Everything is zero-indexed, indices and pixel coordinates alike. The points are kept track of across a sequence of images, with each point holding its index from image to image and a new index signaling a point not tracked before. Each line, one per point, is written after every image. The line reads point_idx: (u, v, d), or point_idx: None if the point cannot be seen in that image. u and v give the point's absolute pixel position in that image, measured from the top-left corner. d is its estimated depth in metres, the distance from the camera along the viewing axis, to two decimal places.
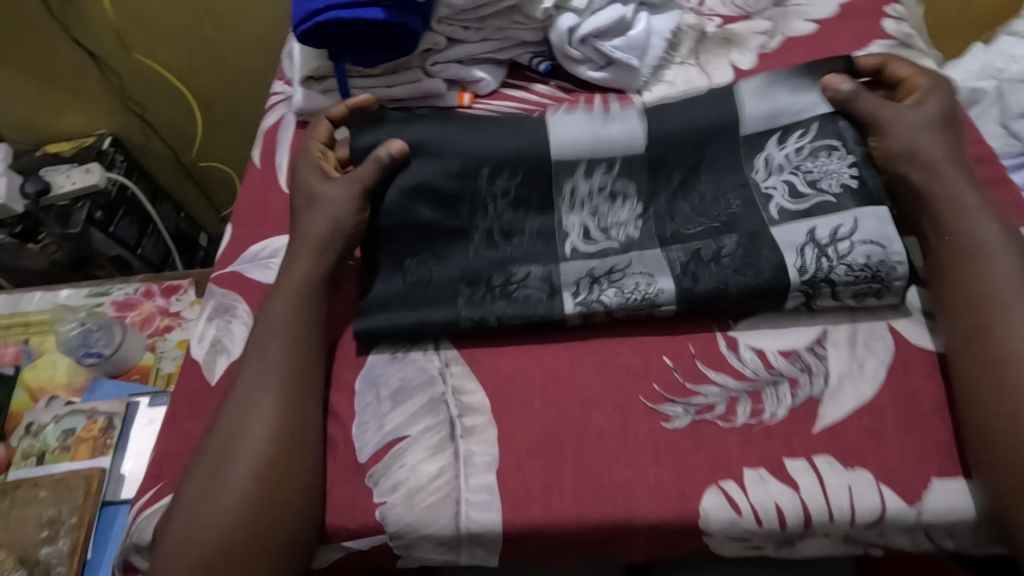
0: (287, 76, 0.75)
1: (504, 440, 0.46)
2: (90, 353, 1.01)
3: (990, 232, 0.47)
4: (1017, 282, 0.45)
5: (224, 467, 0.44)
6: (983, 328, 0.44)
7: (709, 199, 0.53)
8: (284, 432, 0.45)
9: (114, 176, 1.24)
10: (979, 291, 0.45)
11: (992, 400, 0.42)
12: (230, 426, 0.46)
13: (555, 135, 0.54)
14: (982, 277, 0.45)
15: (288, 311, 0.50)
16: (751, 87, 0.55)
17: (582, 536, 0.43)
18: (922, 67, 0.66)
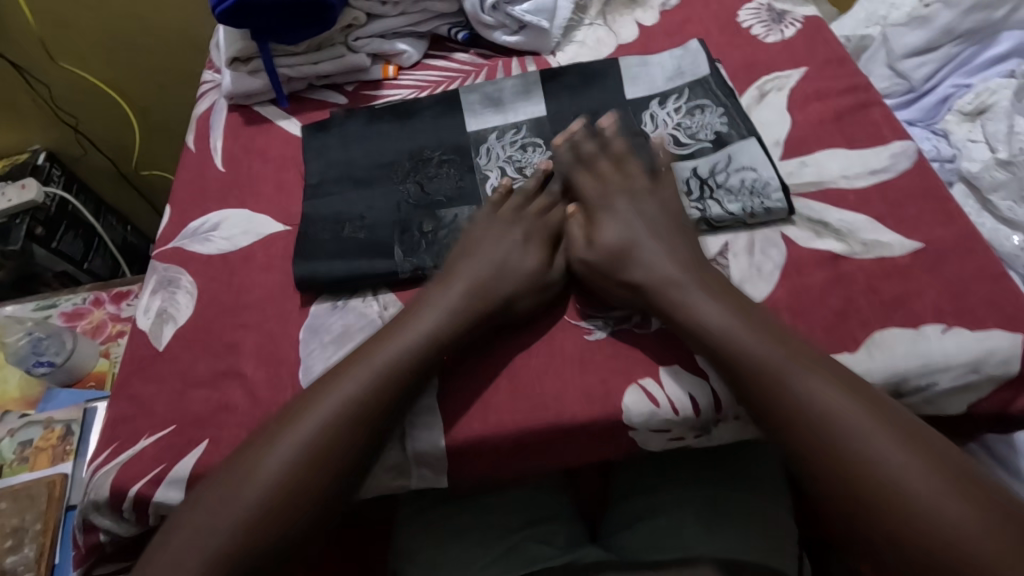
0: (215, 64, 0.77)
1: (443, 367, 0.50)
2: (40, 363, 0.99)
3: (812, 393, 0.43)
4: (822, 394, 0.43)
5: (251, 479, 0.44)
6: (857, 507, 0.41)
7: (607, 148, 0.59)
8: (326, 474, 0.44)
9: (52, 191, 1.23)
10: (846, 470, 0.42)
11: (905, 563, 0.40)
12: (265, 466, 0.44)
13: (470, 115, 0.63)
14: (779, 395, 0.44)
15: (386, 348, 0.48)
16: (631, 64, 0.64)
17: (518, 442, 0.47)
18: (805, 11, 0.72)
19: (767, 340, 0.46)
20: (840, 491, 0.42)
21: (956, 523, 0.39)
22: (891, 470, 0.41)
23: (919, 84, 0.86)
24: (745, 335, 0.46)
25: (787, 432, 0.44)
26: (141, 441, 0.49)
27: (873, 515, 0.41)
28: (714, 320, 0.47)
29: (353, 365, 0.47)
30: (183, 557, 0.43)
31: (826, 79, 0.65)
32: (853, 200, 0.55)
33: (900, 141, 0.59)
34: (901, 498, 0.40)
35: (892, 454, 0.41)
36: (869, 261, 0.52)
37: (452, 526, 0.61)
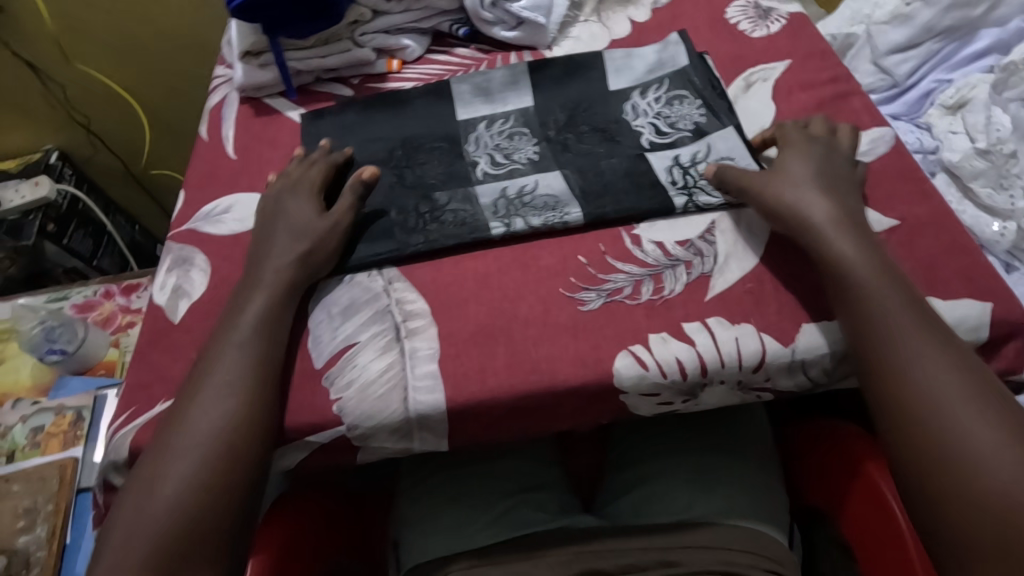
0: (227, 60, 0.80)
1: (444, 335, 0.53)
2: (52, 350, 1.03)
3: (911, 326, 0.46)
4: (945, 362, 0.45)
5: (168, 464, 0.46)
6: (913, 429, 0.44)
7: (593, 136, 0.63)
8: (227, 446, 0.46)
9: (64, 189, 1.26)
10: (916, 396, 0.44)
11: (940, 493, 0.42)
12: (173, 453, 0.46)
13: (460, 107, 0.66)
14: (897, 355, 0.45)
15: (254, 326, 0.51)
16: (615, 57, 0.67)
17: (514, 405, 0.50)
18: (789, 9, 0.75)
19: (907, 306, 0.47)
20: (920, 443, 0.43)
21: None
22: (974, 441, 0.42)
23: (902, 80, 0.89)
24: (889, 299, 0.47)
25: (870, 353, 0.47)
26: (157, 405, 0.52)
27: (937, 474, 0.42)
28: (846, 265, 0.49)
29: (220, 348, 0.50)
30: (118, 550, 0.44)
31: (810, 70, 0.68)
32: None
33: (877, 127, 0.62)
34: (968, 461, 0.42)
35: (964, 393, 0.43)
36: None
37: (456, 487, 0.66)
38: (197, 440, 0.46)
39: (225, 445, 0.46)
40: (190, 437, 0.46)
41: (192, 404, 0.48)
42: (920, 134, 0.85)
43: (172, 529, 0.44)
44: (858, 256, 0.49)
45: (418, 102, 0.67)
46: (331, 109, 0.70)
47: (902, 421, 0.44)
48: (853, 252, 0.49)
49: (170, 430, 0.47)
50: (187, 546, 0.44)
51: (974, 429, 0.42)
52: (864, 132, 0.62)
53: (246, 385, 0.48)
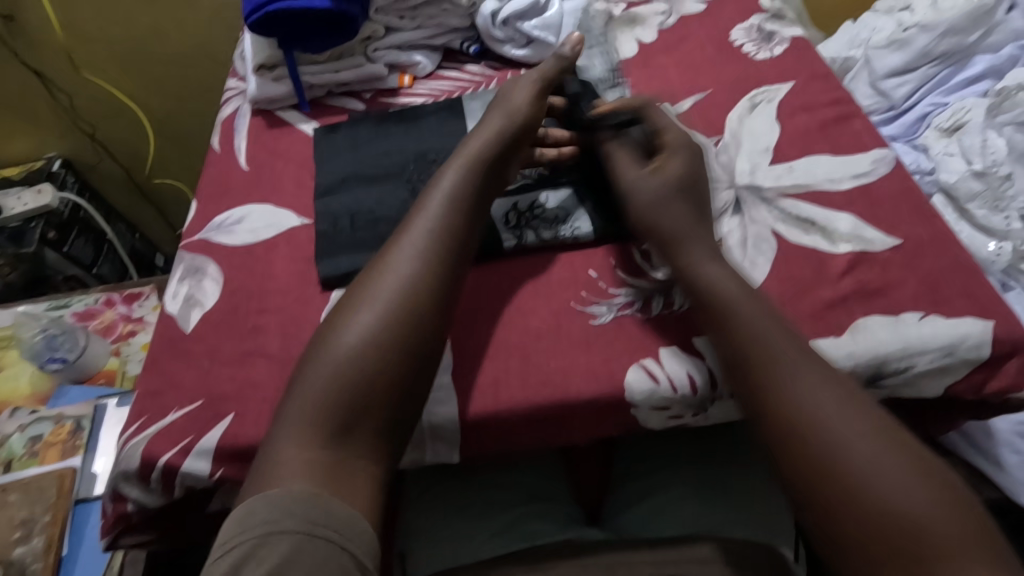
0: (240, 74, 0.82)
1: (457, 347, 0.53)
2: (54, 359, 1.02)
3: (782, 348, 0.47)
4: (823, 385, 0.45)
5: (350, 338, 0.47)
6: (801, 452, 0.43)
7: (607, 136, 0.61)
8: (408, 326, 0.48)
9: (66, 196, 1.26)
10: (800, 418, 0.44)
11: (839, 521, 0.41)
12: (354, 327, 0.47)
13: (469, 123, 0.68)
14: (777, 380, 0.46)
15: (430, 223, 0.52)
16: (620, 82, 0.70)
17: (527, 417, 0.51)
18: (792, 32, 0.77)
19: (770, 328, 0.48)
20: (812, 469, 0.42)
21: (915, 510, 0.39)
22: (860, 459, 0.42)
23: (899, 102, 0.91)
24: (756, 325, 0.48)
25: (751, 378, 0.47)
26: (170, 415, 0.52)
27: (834, 501, 0.41)
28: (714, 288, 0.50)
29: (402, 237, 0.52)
30: (310, 412, 0.44)
31: (813, 92, 0.70)
32: (837, 200, 0.60)
33: (879, 149, 0.64)
34: (855, 481, 0.41)
35: (846, 410, 0.44)
36: (851, 254, 0.56)
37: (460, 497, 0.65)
38: (355, 350, 0.46)
39: (389, 355, 0.47)
40: (345, 350, 0.46)
41: (357, 309, 0.48)
42: (918, 155, 0.86)
43: (357, 395, 0.45)
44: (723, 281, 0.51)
45: (430, 117, 0.69)
46: (344, 122, 0.71)
47: (795, 444, 0.44)
48: (717, 280, 0.51)
49: (324, 336, 0.48)
50: (350, 450, 0.44)
51: (854, 447, 0.42)
52: (866, 152, 0.63)
53: (409, 305, 0.49)
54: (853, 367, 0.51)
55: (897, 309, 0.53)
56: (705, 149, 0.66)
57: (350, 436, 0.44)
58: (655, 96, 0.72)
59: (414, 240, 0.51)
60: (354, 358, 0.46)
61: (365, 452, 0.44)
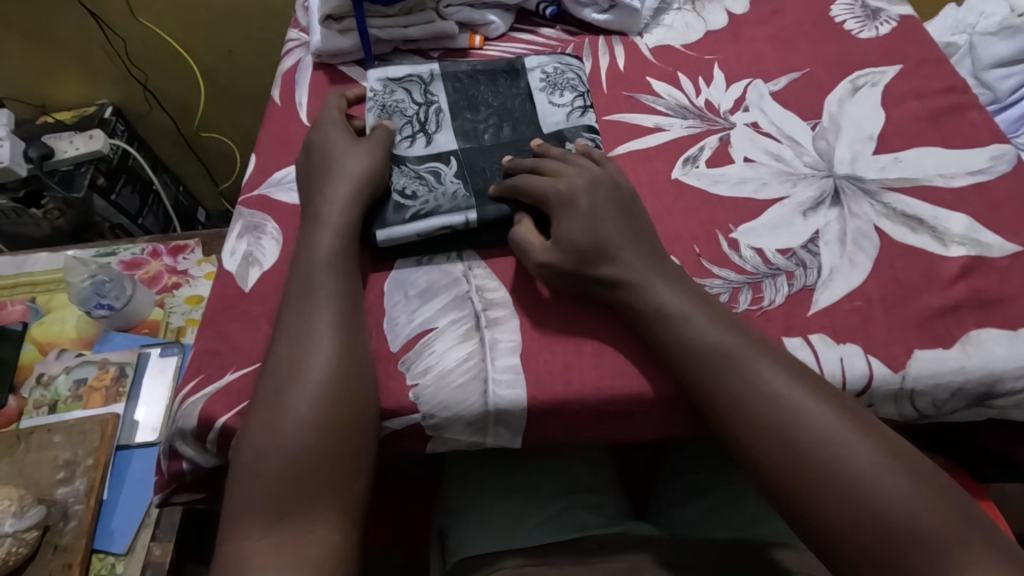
0: (302, 24, 0.78)
1: (527, 328, 0.50)
2: (101, 305, 1.02)
3: (731, 339, 0.45)
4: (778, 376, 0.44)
5: (279, 415, 0.44)
6: (768, 456, 0.42)
7: (445, 205, 0.54)
8: (341, 395, 0.45)
9: (116, 143, 1.25)
10: (762, 420, 0.43)
11: (825, 524, 0.40)
12: (288, 402, 0.45)
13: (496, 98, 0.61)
14: (732, 380, 0.44)
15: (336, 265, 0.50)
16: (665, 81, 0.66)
17: (600, 408, 0.47)
18: (901, 11, 0.70)
19: (716, 322, 0.46)
20: (784, 470, 0.41)
21: (894, 495, 0.39)
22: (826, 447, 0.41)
23: (1004, 96, 0.83)
24: (698, 320, 0.46)
25: (703, 383, 0.45)
26: (227, 375, 0.50)
27: (815, 500, 0.40)
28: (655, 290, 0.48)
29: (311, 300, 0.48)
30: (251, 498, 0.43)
31: (923, 78, 0.64)
32: (949, 198, 0.54)
33: (997, 144, 0.58)
34: (833, 474, 0.40)
35: (803, 398, 0.43)
36: (965, 259, 0.51)
37: (505, 479, 0.63)
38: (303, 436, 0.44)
39: (330, 429, 0.44)
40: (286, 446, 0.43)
41: (286, 395, 0.45)
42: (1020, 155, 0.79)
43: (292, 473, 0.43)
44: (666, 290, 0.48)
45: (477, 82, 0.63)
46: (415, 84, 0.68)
47: (764, 449, 0.42)
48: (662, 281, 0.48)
49: (263, 411, 0.45)
50: (295, 531, 0.42)
51: (821, 436, 0.41)
52: (983, 148, 0.58)
53: (341, 372, 0.46)
54: (961, 382, 0.46)
55: (1015, 323, 0.48)
56: (800, 133, 0.60)
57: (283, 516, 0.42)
58: (746, 72, 0.66)
59: (322, 323, 0.47)
60: (310, 432, 0.44)
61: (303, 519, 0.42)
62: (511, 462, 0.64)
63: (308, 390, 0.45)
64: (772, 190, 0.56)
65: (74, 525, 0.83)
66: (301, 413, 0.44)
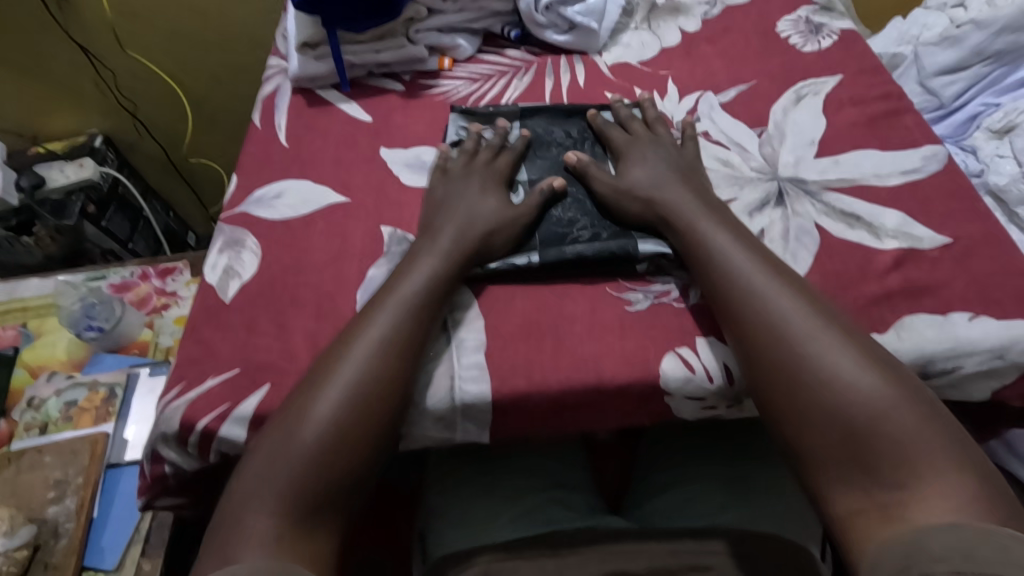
0: (281, 52, 0.82)
1: (491, 328, 0.53)
2: (91, 326, 1.04)
3: (753, 266, 0.50)
4: (789, 297, 0.48)
5: (312, 404, 0.47)
6: (777, 365, 0.46)
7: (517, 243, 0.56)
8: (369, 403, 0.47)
9: (106, 171, 1.28)
10: (770, 334, 0.47)
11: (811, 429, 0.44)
12: (320, 396, 0.47)
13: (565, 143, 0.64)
14: (748, 295, 0.49)
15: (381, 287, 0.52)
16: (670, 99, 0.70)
17: (560, 400, 0.50)
18: (842, 25, 0.75)
19: (750, 254, 0.51)
20: (779, 381, 0.46)
21: (879, 409, 0.42)
22: (823, 363, 0.45)
23: (948, 102, 0.88)
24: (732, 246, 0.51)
25: (734, 302, 0.49)
26: (208, 381, 0.53)
27: (799, 411, 0.45)
28: (772, 309, 0.48)
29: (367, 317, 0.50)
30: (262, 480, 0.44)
31: (862, 86, 0.68)
32: (884, 196, 0.58)
33: (930, 145, 0.62)
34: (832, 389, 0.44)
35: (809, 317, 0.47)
36: (898, 251, 0.54)
37: (481, 477, 0.64)
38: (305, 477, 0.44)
39: (360, 424, 0.46)
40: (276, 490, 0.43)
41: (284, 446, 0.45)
42: (966, 156, 0.83)
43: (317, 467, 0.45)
44: (784, 314, 0.47)
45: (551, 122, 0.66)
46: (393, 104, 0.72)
47: (768, 358, 0.47)
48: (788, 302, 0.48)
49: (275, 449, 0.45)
50: (311, 527, 0.43)
51: (818, 351, 0.45)
52: (915, 149, 0.62)
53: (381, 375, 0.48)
54: None
55: (945, 308, 0.51)
56: (747, 140, 0.64)
57: (316, 504, 0.44)
58: (698, 85, 0.71)
59: (352, 364, 0.48)
60: (336, 422, 0.46)
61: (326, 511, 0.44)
62: (488, 459, 0.65)
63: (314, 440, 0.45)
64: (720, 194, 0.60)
65: (65, 543, 0.84)
66: (330, 410, 0.46)
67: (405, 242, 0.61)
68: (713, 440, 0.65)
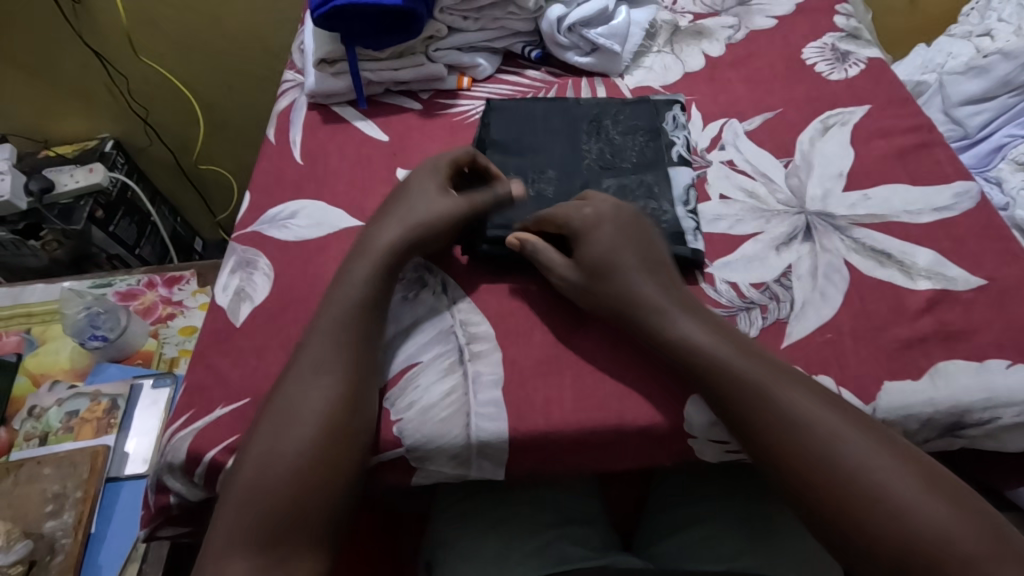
0: (297, 66, 0.81)
1: (509, 361, 0.51)
2: (95, 335, 1.03)
3: (712, 340, 0.47)
4: (766, 371, 0.46)
5: (291, 395, 0.47)
6: (803, 476, 0.42)
7: (557, 115, 0.64)
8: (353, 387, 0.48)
9: (116, 176, 1.27)
10: (780, 432, 0.44)
11: (864, 535, 0.40)
12: (303, 382, 0.47)
13: (569, 145, 0.62)
14: (737, 382, 0.45)
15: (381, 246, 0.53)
16: (696, 122, 0.68)
17: (580, 440, 0.49)
18: (869, 53, 0.73)
19: (709, 329, 0.48)
20: (811, 492, 0.42)
21: (925, 515, 0.40)
22: (847, 464, 0.42)
23: (974, 132, 0.87)
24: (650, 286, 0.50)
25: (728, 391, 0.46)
26: (217, 410, 0.52)
27: (852, 522, 0.41)
28: (752, 382, 0.45)
29: (334, 295, 0.51)
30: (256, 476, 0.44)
31: (890, 117, 0.66)
32: (916, 233, 0.57)
33: (962, 181, 0.60)
34: (867, 489, 0.41)
35: (818, 408, 0.44)
36: (931, 292, 0.53)
37: (491, 511, 0.62)
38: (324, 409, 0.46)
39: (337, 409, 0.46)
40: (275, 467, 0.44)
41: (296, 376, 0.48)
42: (991, 188, 0.81)
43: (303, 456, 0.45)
44: (815, 424, 0.43)
45: (561, 121, 0.64)
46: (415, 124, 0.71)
47: (790, 467, 0.43)
48: (854, 440, 0.43)
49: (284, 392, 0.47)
50: (302, 521, 0.44)
51: (833, 445, 0.42)
52: (946, 185, 0.60)
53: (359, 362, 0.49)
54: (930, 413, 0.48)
55: (981, 354, 0.50)
56: (774, 171, 0.63)
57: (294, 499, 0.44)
58: (722, 112, 0.69)
59: (342, 327, 0.49)
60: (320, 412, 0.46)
61: (310, 511, 0.44)
62: (498, 491, 0.63)
63: (311, 363, 0.48)
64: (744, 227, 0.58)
65: (60, 559, 0.83)
66: (313, 395, 0.47)
67: (424, 269, 0.57)
68: (734, 474, 0.63)
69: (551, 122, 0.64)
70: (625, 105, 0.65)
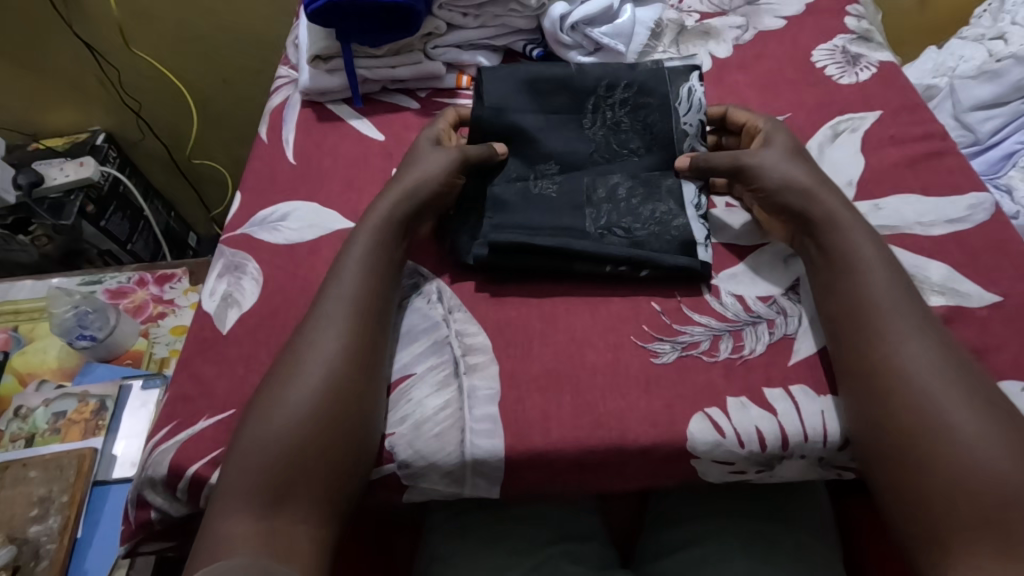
0: (291, 62, 0.79)
1: (506, 375, 0.49)
2: (84, 335, 1.00)
3: (854, 258, 0.48)
4: (889, 297, 0.46)
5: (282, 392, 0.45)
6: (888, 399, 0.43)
7: (559, 94, 0.59)
8: (342, 387, 0.45)
9: (107, 171, 1.24)
10: (881, 358, 0.44)
11: (923, 465, 0.41)
12: (291, 379, 0.45)
13: (574, 136, 0.58)
14: (857, 298, 0.47)
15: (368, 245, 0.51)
16: None
17: (578, 460, 0.47)
18: (881, 57, 0.71)
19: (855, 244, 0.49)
20: (885, 416, 0.43)
21: (993, 464, 0.40)
22: (936, 403, 0.42)
23: (984, 137, 0.85)
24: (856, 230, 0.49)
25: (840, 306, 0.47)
26: (200, 422, 0.50)
27: (914, 453, 0.42)
28: (868, 301, 0.46)
29: (331, 289, 0.49)
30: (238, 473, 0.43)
31: (902, 124, 0.64)
32: (928, 246, 0.55)
33: (976, 192, 0.58)
34: (946, 430, 0.41)
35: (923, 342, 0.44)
36: (944, 308, 0.51)
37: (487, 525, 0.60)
38: (311, 406, 0.44)
39: (324, 412, 0.44)
40: (254, 463, 0.43)
41: (289, 380, 0.45)
42: (1001, 196, 0.79)
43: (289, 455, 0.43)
44: (915, 359, 0.44)
45: (564, 102, 0.59)
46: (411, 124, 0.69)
47: (877, 392, 0.44)
48: (947, 384, 0.43)
49: (265, 397, 0.45)
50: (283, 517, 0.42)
51: (925, 377, 0.43)
52: (960, 195, 0.58)
53: (351, 365, 0.46)
54: None
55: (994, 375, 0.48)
56: None
57: (275, 499, 0.42)
58: None
59: (336, 324, 0.47)
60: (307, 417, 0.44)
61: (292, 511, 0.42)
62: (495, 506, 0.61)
63: (306, 362, 0.46)
64: (753, 237, 0.56)
65: (45, 565, 0.81)
66: (300, 395, 0.45)
67: (417, 275, 0.55)
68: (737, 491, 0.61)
69: (551, 104, 0.59)
70: (632, 76, 0.59)
